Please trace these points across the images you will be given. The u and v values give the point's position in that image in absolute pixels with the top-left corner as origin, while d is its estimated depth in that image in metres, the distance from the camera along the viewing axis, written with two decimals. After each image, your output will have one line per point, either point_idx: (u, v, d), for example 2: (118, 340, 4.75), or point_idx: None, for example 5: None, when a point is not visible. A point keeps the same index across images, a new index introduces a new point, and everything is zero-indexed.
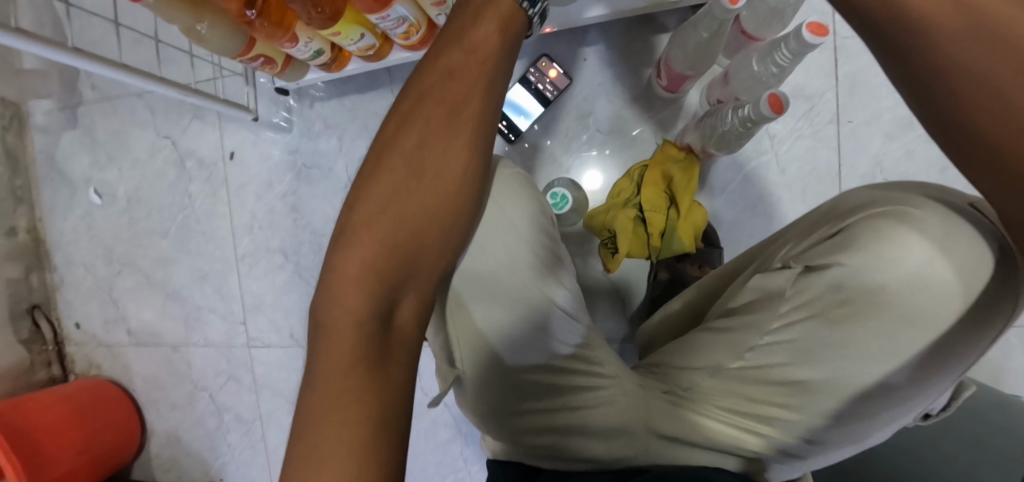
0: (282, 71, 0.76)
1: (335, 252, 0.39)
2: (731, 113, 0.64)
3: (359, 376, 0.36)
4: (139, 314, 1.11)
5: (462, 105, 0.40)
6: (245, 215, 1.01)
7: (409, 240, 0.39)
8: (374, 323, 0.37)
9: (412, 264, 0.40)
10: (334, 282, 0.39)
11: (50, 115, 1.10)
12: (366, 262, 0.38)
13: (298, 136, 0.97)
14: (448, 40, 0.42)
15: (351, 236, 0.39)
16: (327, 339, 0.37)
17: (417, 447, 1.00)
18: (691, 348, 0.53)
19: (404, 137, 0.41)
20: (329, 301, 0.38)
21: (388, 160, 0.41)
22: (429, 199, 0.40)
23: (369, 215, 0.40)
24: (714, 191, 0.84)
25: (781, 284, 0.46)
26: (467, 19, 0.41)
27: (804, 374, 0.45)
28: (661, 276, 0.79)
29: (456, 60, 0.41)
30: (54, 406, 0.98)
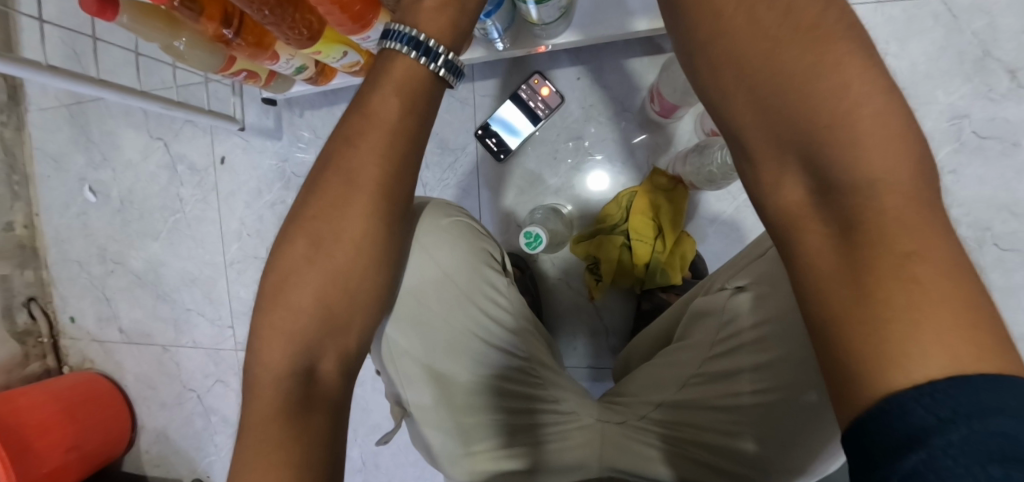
0: (268, 84, 0.75)
1: (259, 318, 0.42)
2: (719, 152, 0.63)
3: (284, 415, 0.38)
4: (130, 314, 1.12)
5: (359, 170, 0.42)
6: (234, 222, 1.01)
7: (323, 302, 0.42)
8: (292, 378, 0.40)
9: (333, 327, 0.42)
10: (262, 344, 0.41)
11: (46, 113, 1.10)
12: (287, 330, 0.41)
13: (287, 144, 0.96)
14: (356, 105, 0.44)
15: (267, 300, 0.43)
16: (253, 399, 0.40)
17: (397, 459, 1.00)
18: (647, 378, 0.59)
19: (308, 208, 0.44)
20: (254, 361, 0.41)
21: (302, 226, 0.44)
22: (340, 263, 0.42)
23: (281, 285, 0.42)
24: (704, 220, 0.83)
25: (717, 303, 0.52)
26: (366, 88, 0.44)
27: (744, 397, 0.50)
28: (644, 305, 0.80)
29: (356, 128, 0.43)
30: (44, 403, 1.00)
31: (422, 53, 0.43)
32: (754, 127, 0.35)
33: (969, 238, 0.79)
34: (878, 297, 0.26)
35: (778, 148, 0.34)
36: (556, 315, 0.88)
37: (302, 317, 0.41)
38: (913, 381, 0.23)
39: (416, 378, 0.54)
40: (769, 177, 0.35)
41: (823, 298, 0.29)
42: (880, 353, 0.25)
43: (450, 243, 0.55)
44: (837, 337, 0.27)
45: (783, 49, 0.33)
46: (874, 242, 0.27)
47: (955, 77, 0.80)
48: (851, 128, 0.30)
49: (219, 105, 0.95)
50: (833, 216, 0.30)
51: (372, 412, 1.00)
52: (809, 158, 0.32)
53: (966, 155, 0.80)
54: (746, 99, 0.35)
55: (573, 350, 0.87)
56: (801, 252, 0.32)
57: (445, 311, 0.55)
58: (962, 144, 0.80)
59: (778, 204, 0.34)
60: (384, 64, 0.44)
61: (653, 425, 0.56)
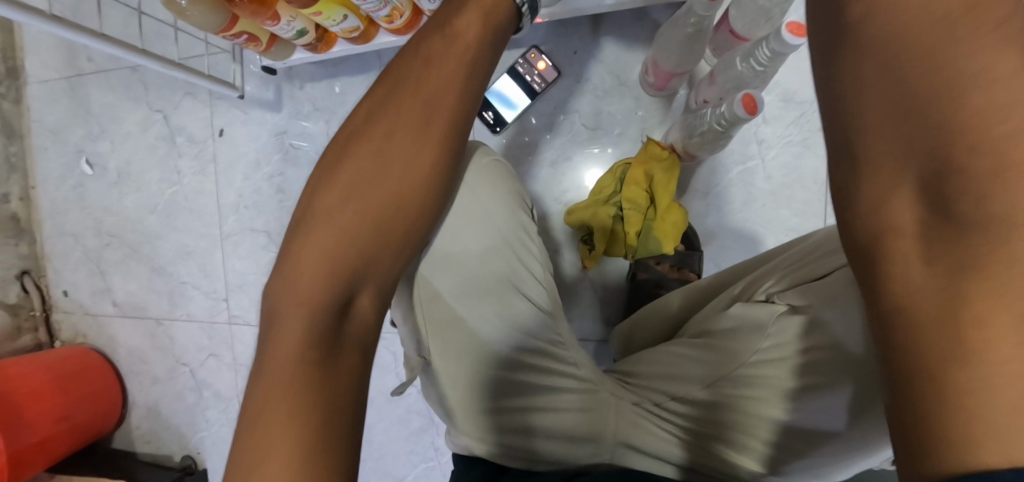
0: (268, 49, 0.76)
1: (298, 232, 0.45)
2: (712, 113, 0.65)
3: (320, 325, 0.40)
4: (125, 287, 1.12)
5: (435, 100, 0.46)
6: (232, 194, 1.01)
7: (371, 226, 0.44)
8: (330, 308, 0.41)
9: (372, 239, 0.44)
10: (309, 237, 0.44)
11: (45, 84, 1.11)
12: (321, 245, 0.43)
13: (287, 117, 0.97)
14: (422, 45, 0.48)
15: (320, 208, 0.45)
16: (280, 324, 0.40)
17: (390, 433, 1.00)
18: (670, 369, 0.58)
19: (373, 129, 0.47)
20: (287, 280, 0.42)
21: (361, 144, 0.46)
22: (375, 196, 0.45)
23: (333, 201, 0.45)
24: (697, 194, 0.84)
25: (761, 319, 0.50)
26: (446, 17, 0.48)
27: (772, 409, 0.49)
28: (638, 277, 0.81)
29: (435, 49, 0.47)
30: (35, 373, 0.99)
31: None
32: (869, 110, 0.29)
33: None
34: (984, 350, 0.21)
35: (896, 154, 0.28)
36: None
37: (344, 227, 0.44)
38: (1010, 460, 0.19)
39: (438, 323, 0.56)
40: (874, 191, 0.29)
41: (910, 330, 0.24)
42: (955, 416, 0.21)
43: (491, 216, 0.56)
44: (909, 375, 0.23)
45: (936, 13, 0.26)
46: (998, 285, 0.22)
47: None
48: (1002, 142, 0.23)
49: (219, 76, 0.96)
50: (943, 259, 0.24)
51: None
52: (936, 178, 0.25)
53: None
54: (875, 91, 0.29)
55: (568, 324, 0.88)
56: (892, 281, 0.26)
57: (476, 251, 0.56)
58: None
59: (880, 225, 0.28)
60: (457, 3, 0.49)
61: (672, 413, 0.56)
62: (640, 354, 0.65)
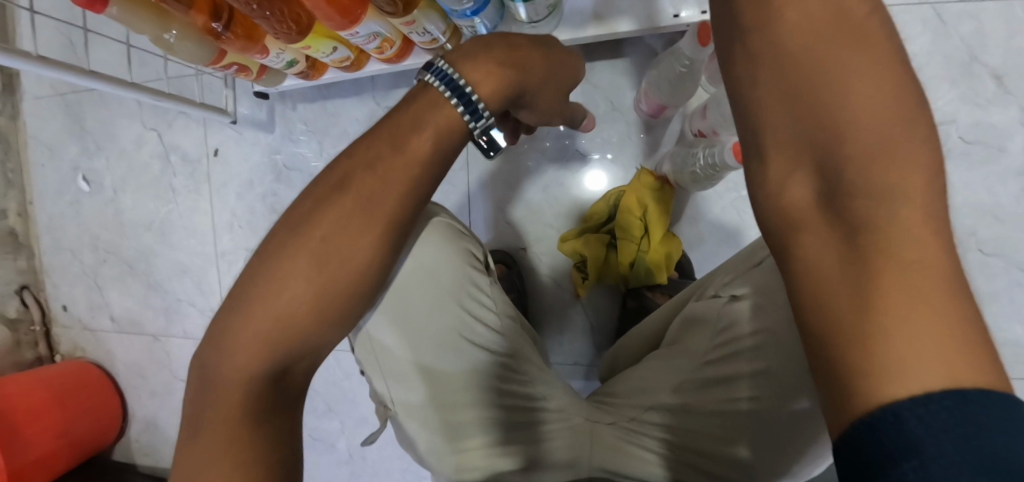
0: (259, 77, 0.75)
1: (227, 313, 0.46)
2: (703, 153, 0.67)
3: (244, 417, 0.42)
4: (122, 303, 1.13)
5: (377, 202, 0.45)
6: (226, 213, 1.01)
7: (300, 317, 0.44)
8: (263, 380, 0.44)
9: (292, 340, 0.45)
10: (245, 318, 0.44)
11: (41, 100, 1.11)
12: (241, 341, 0.44)
13: (280, 137, 0.96)
14: (371, 143, 0.46)
15: (249, 303, 0.45)
16: (215, 390, 0.44)
17: (384, 452, 1.01)
18: (638, 381, 0.60)
19: (319, 219, 0.45)
20: (217, 355, 0.45)
21: (293, 250, 0.45)
22: (294, 300, 0.44)
23: (270, 291, 0.44)
24: (690, 220, 0.84)
25: (711, 314, 0.54)
26: (403, 124, 0.46)
27: (737, 393, 0.52)
28: (630, 303, 0.81)
29: (381, 159, 0.45)
30: (34, 390, 1.00)
31: (469, 112, 0.46)
32: (771, 107, 0.31)
33: None
34: (883, 307, 0.23)
35: (795, 145, 0.30)
36: (543, 312, 0.89)
37: (263, 328, 0.44)
38: (912, 393, 0.21)
39: (398, 376, 0.55)
40: (777, 177, 0.31)
41: (822, 295, 0.26)
42: (872, 363, 0.23)
43: (438, 268, 0.54)
44: (834, 346, 0.25)
45: (818, 33, 0.30)
46: (889, 247, 0.25)
47: (940, 83, 0.81)
48: (876, 132, 0.27)
49: (212, 97, 0.96)
50: (842, 221, 0.27)
51: (360, 404, 1.01)
52: (824, 163, 0.29)
53: (953, 159, 0.81)
54: (771, 87, 0.31)
55: (560, 347, 0.88)
56: (801, 253, 0.29)
57: (428, 315, 0.55)
58: (948, 148, 0.81)
59: (779, 207, 0.31)
60: (422, 96, 0.47)
61: (648, 428, 0.57)
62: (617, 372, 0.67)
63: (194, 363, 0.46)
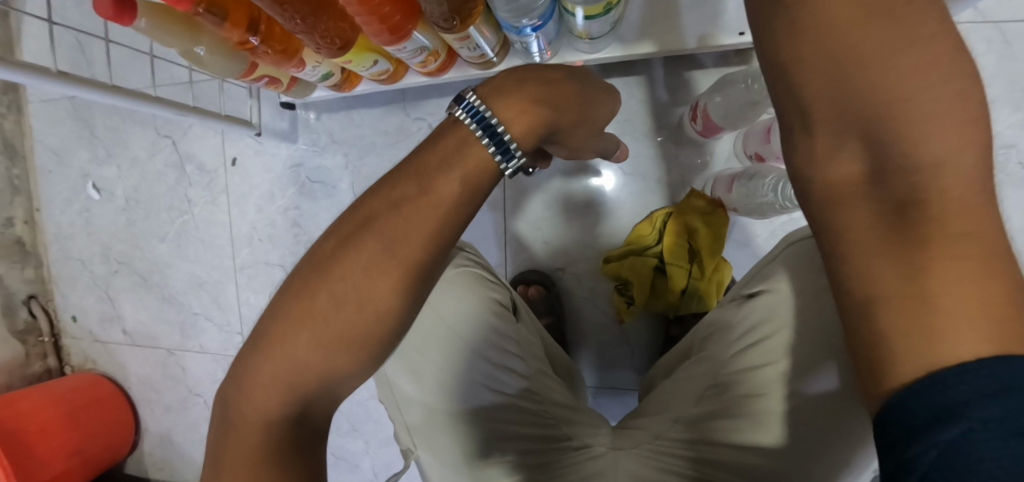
0: (289, 90, 0.70)
1: (249, 348, 0.41)
2: (772, 184, 0.62)
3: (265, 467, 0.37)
4: (135, 315, 1.09)
5: (399, 243, 0.38)
6: (245, 226, 0.97)
7: (322, 362, 0.39)
8: (283, 424, 0.39)
9: (319, 383, 0.39)
10: (263, 361, 0.39)
11: (48, 104, 1.05)
12: (256, 387, 0.39)
13: (303, 149, 0.92)
14: (389, 186, 0.39)
15: (265, 346, 0.40)
16: (235, 434, 0.39)
17: (409, 473, 0.98)
18: (665, 396, 0.56)
19: (345, 254, 0.39)
20: (241, 394, 0.39)
21: (314, 293, 0.39)
22: (319, 343, 0.39)
23: (290, 338, 0.39)
24: (736, 242, 0.81)
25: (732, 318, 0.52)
26: (431, 161, 0.39)
27: (772, 400, 0.47)
28: (673, 330, 0.78)
29: (404, 196, 0.38)
30: (46, 407, 0.97)
31: (500, 151, 0.39)
32: (812, 82, 0.30)
33: None
34: (931, 276, 0.24)
35: (837, 121, 0.30)
36: (580, 334, 0.85)
37: (287, 373, 0.38)
38: (959, 358, 0.23)
39: (415, 402, 0.53)
40: (821, 152, 0.31)
41: (864, 266, 0.27)
42: (918, 327, 0.24)
43: (456, 307, 0.54)
44: (881, 309, 0.26)
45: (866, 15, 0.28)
46: (939, 222, 0.25)
47: (1006, 105, 0.77)
48: (924, 108, 0.27)
49: (232, 105, 0.91)
50: (886, 195, 0.28)
51: (385, 425, 0.98)
52: (872, 135, 0.28)
53: (1016, 185, 0.77)
54: (812, 58, 0.30)
55: (597, 371, 0.85)
56: (840, 226, 0.29)
57: (444, 344, 0.53)
58: (1010, 175, 0.77)
59: (824, 180, 0.31)
60: (452, 131, 0.40)
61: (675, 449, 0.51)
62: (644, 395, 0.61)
63: (215, 403, 0.41)
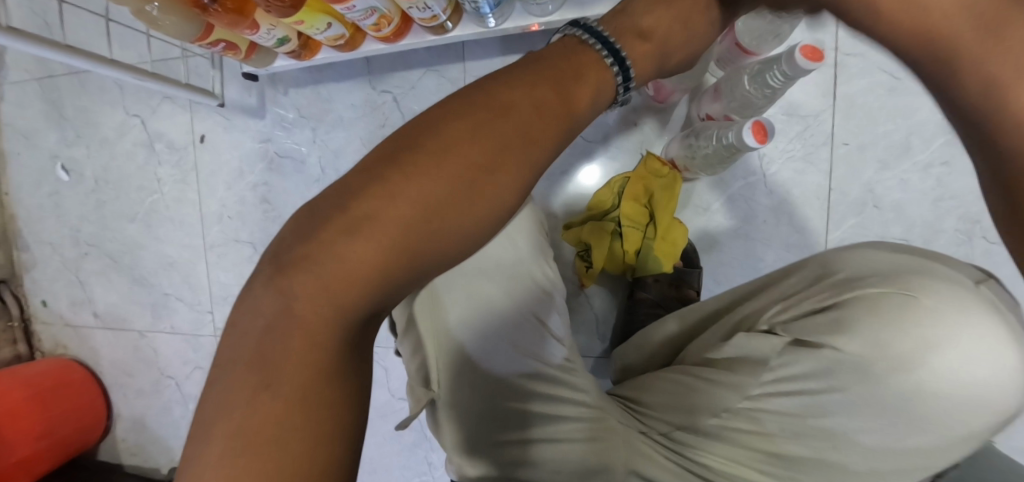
0: (248, 57, 0.72)
1: (305, 231, 0.27)
2: (717, 135, 0.64)
3: (316, 421, 0.24)
4: (106, 298, 1.08)
5: (538, 139, 0.30)
6: (215, 204, 0.97)
7: (410, 262, 0.27)
8: (347, 348, 0.26)
9: (413, 281, 0.29)
10: (338, 245, 0.26)
11: (14, 86, 1.05)
12: (322, 287, 0.25)
13: (272, 124, 0.92)
14: (535, 74, 0.33)
15: (338, 225, 0.26)
16: (274, 356, 0.25)
17: (382, 449, 0.98)
18: (672, 392, 0.52)
19: (477, 127, 0.29)
20: (299, 286, 0.25)
21: (433, 152, 0.28)
22: (437, 223, 0.27)
23: (391, 215, 0.26)
24: (698, 208, 0.84)
25: (766, 351, 0.47)
26: (566, 72, 0.34)
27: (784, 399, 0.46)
28: (637, 295, 0.80)
29: (543, 92, 0.32)
30: (14, 390, 0.95)
31: (623, 83, 0.38)
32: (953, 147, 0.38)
33: (959, 231, 0.80)
34: None
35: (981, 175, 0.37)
36: None
37: (387, 264, 0.26)
38: None
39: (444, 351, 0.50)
40: None
41: None
42: None
43: (496, 268, 0.54)
44: None
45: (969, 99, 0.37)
46: None
47: None
48: None
49: (199, 80, 0.92)
50: None
51: None
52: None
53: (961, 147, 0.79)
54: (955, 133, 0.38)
55: None
56: None
57: (477, 295, 0.52)
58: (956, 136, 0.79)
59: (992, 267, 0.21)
60: (583, 54, 0.37)
61: (689, 444, 0.49)
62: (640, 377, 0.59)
63: (249, 291, 0.26)
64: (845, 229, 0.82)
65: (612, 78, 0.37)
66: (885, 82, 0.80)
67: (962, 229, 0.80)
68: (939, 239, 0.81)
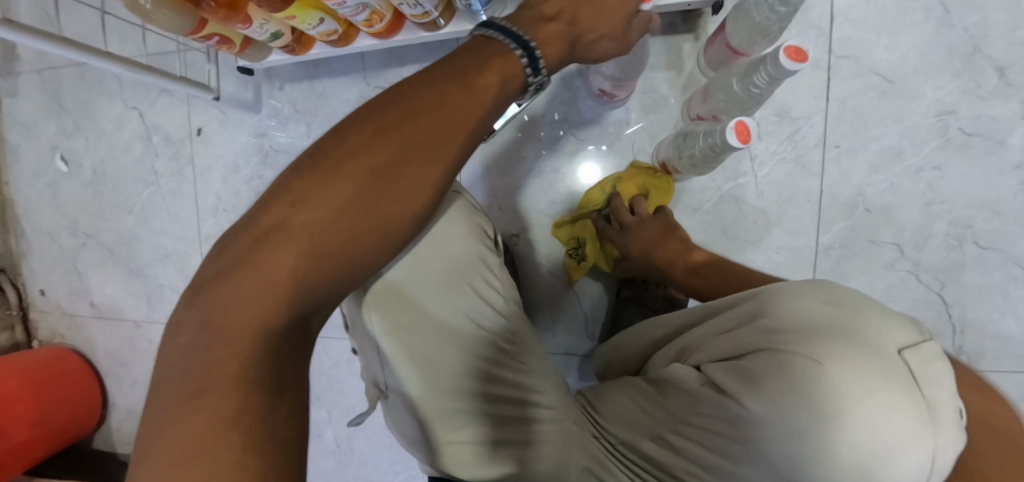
0: (243, 51, 0.72)
1: (220, 260, 0.32)
2: (703, 136, 0.64)
3: (253, 405, 0.28)
4: (102, 288, 1.09)
5: (442, 141, 0.35)
6: (210, 197, 0.98)
7: (323, 265, 0.32)
8: (275, 344, 0.31)
9: (338, 281, 0.34)
10: (262, 257, 0.31)
11: (15, 77, 1.06)
12: (246, 302, 0.30)
13: (267, 119, 0.93)
14: (437, 77, 0.36)
15: (263, 243, 0.32)
16: (204, 365, 0.28)
17: (371, 443, 0.99)
18: (621, 407, 0.55)
19: (381, 144, 0.34)
20: (220, 300, 0.30)
21: (330, 175, 0.33)
22: (345, 239, 0.33)
23: (307, 228, 0.32)
24: (687, 209, 0.84)
25: (691, 385, 0.45)
26: (471, 64, 0.37)
27: (718, 438, 0.42)
28: (623, 293, 0.83)
29: (444, 93, 0.35)
30: (10, 377, 0.95)
31: (532, 66, 0.39)
32: None
33: (948, 235, 0.80)
34: None
35: None
36: (536, 300, 0.88)
37: (300, 270, 0.31)
38: None
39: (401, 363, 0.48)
40: None
41: None
42: None
43: (441, 271, 0.50)
44: None
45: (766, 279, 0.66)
46: None
47: (943, 73, 0.78)
48: None
49: (196, 74, 0.93)
50: None
51: (347, 394, 0.99)
52: None
53: (952, 151, 0.79)
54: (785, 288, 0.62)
55: (552, 338, 0.88)
56: None
57: (437, 296, 0.50)
58: (947, 141, 0.79)
59: None
60: (487, 47, 0.38)
61: (627, 456, 0.53)
62: (604, 386, 0.61)
63: (186, 315, 0.31)
64: (834, 232, 0.83)
65: (521, 70, 0.38)
66: (878, 85, 0.80)
67: (952, 233, 0.80)
68: (929, 243, 0.81)
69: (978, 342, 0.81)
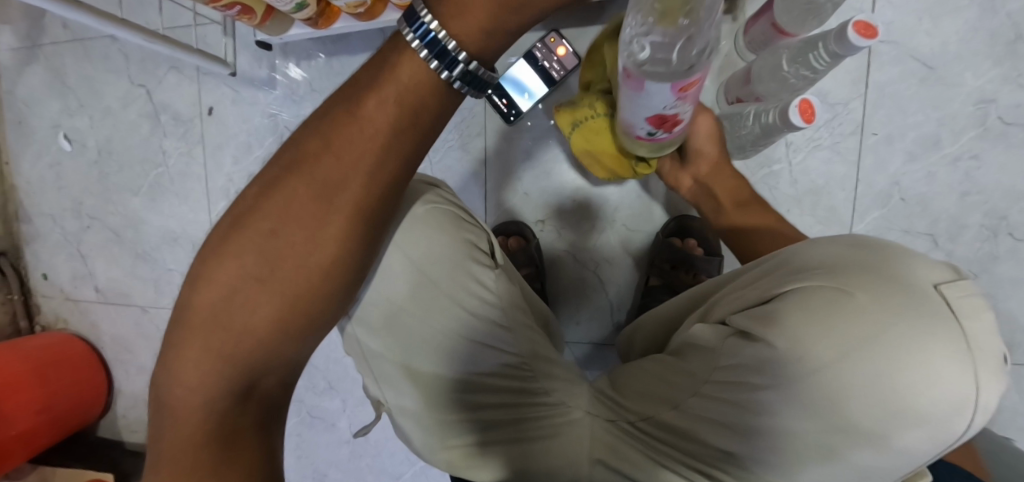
0: (263, 23, 0.69)
1: (171, 327, 0.36)
2: (754, 116, 0.64)
3: (206, 457, 0.35)
4: (107, 273, 1.06)
5: (340, 186, 0.32)
6: (221, 179, 0.95)
7: (243, 328, 0.34)
8: (226, 400, 0.35)
9: (271, 330, 0.35)
10: (187, 334, 0.35)
11: (19, 52, 1.01)
12: (183, 370, 0.35)
13: (282, 98, 0.90)
14: (325, 113, 0.33)
15: (187, 319, 0.35)
16: (169, 421, 0.35)
17: (386, 432, 0.96)
18: (640, 378, 0.49)
19: (269, 209, 0.33)
20: (166, 373, 0.36)
21: (222, 255, 0.34)
22: (249, 318, 0.34)
23: (212, 308, 0.34)
24: None
25: (712, 340, 0.40)
26: (361, 84, 0.31)
27: (735, 408, 0.38)
28: (652, 281, 0.81)
29: (330, 129, 0.32)
30: (14, 362, 0.93)
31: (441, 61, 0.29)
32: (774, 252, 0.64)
33: (984, 227, 0.78)
34: None
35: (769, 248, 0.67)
36: (561, 286, 0.87)
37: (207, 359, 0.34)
38: None
39: (390, 382, 0.50)
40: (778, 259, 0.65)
41: None
42: None
43: (413, 292, 0.47)
44: None
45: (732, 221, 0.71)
46: None
47: (984, 60, 0.76)
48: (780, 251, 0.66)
49: (209, 49, 0.89)
50: None
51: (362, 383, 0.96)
52: None
53: (991, 140, 0.77)
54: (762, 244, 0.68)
55: (576, 326, 0.87)
56: None
57: (409, 320, 0.48)
58: (987, 130, 0.77)
59: None
60: (389, 49, 0.31)
61: (642, 431, 0.46)
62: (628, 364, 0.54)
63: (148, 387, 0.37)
64: (868, 222, 0.81)
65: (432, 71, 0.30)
66: (918, 71, 0.78)
67: (989, 225, 0.78)
68: (964, 234, 0.79)
69: (1010, 336, 0.79)
